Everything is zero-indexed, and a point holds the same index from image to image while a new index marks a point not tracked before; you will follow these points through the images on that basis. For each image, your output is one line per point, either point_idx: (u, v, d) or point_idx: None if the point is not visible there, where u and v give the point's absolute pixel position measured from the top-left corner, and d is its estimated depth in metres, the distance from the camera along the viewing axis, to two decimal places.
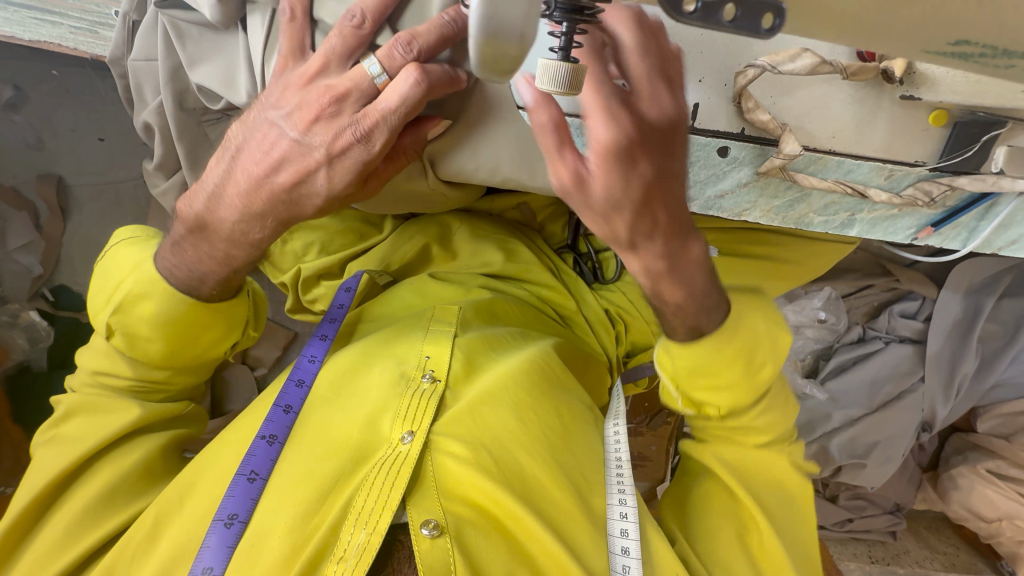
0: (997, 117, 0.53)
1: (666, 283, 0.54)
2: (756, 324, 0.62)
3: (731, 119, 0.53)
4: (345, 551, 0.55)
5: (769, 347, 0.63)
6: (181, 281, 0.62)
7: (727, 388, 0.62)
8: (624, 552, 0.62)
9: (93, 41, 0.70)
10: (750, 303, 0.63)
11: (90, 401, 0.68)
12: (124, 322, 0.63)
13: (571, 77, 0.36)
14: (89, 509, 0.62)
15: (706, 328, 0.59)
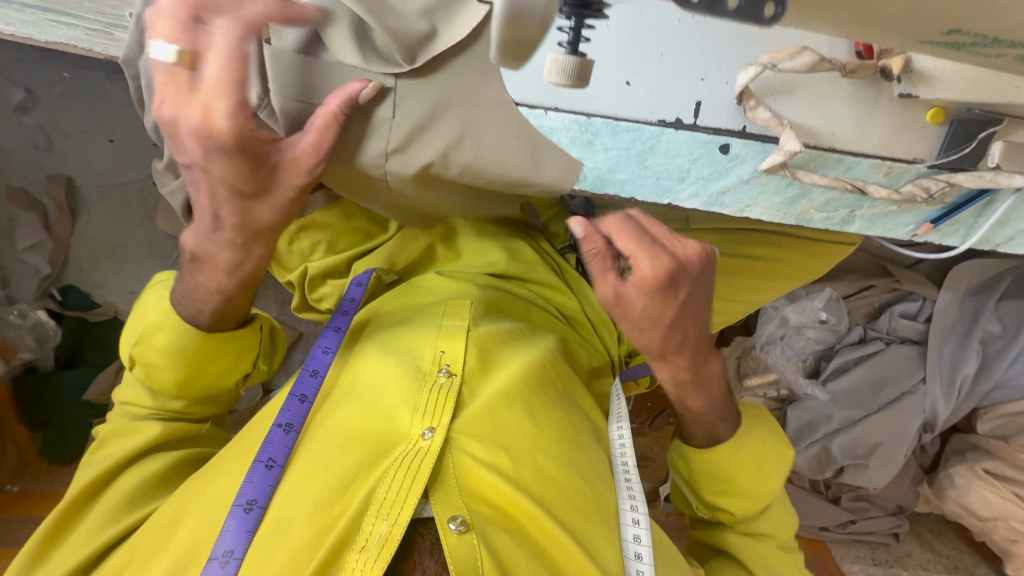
0: (993, 114, 0.54)
1: (688, 391, 0.67)
2: (763, 439, 0.73)
3: (733, 117, 0.55)
4: (368, 540, 0.56)
5: (775, 463, 0.73)
6: (188, 312, 0.63)
7: (738, 492, 0.72)
8: (637, 557, 0.65)
9: (107, 42, 0.70)
10: (759, 422, 0.74)
11: (122, 423, 0.70)
12: (142, 353, 0.65)
13: (577, 69, 0.42)
14: (112, 510, 0.64)
15: (722, 435, 0.72)
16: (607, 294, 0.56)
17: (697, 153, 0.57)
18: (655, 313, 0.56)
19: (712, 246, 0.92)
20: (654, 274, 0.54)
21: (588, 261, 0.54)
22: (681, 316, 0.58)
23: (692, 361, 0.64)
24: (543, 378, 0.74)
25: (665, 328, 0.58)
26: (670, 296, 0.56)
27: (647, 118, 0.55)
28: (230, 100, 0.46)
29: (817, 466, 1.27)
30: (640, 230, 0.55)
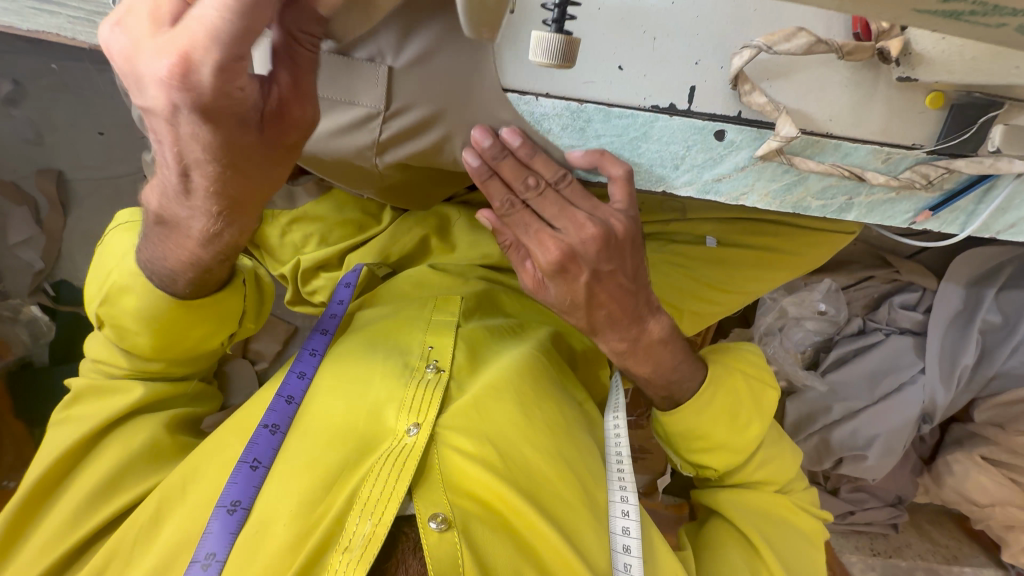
0: (994, 98, 0.53)
1: (632, 360, 0.66)
2: (736, 387, 0.70)
3: (727, 102, 0.54)
4: (350, 541, 0.56)
5: (752, 408, 0.70)
6: (160, 277, 0.61)
7: (715, 449, 0.70)
8: (625, 550, 0.64)
9: (90, 31, 0.68)
10: (730, 371, 0.71)
11: (94, 384, 0.67)
12: (111, 313, 0.64)
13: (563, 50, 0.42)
14: (96, 483, 0.62)
15: (679, 396, 0.69)
16: (530, 281, 0.63)
17: (691, 139, 0.55)
18: (569, 296, 0.60)
19: (709, 236, 0.92)
20: (556, 257, 0.57)
21: (506, 249, 0.64)
22: (601, 291, 0.60)
23: (624, 334, 0.64)
24: (533, 372, 0.73)
25: (584, 308, 0.61)
26: (576, 280, 0.58)
27: (641, 104, 0.53)
28: (221, 53, 0.37)
29: (816, 457, 1.29)
30: (548, 203, 0.57)
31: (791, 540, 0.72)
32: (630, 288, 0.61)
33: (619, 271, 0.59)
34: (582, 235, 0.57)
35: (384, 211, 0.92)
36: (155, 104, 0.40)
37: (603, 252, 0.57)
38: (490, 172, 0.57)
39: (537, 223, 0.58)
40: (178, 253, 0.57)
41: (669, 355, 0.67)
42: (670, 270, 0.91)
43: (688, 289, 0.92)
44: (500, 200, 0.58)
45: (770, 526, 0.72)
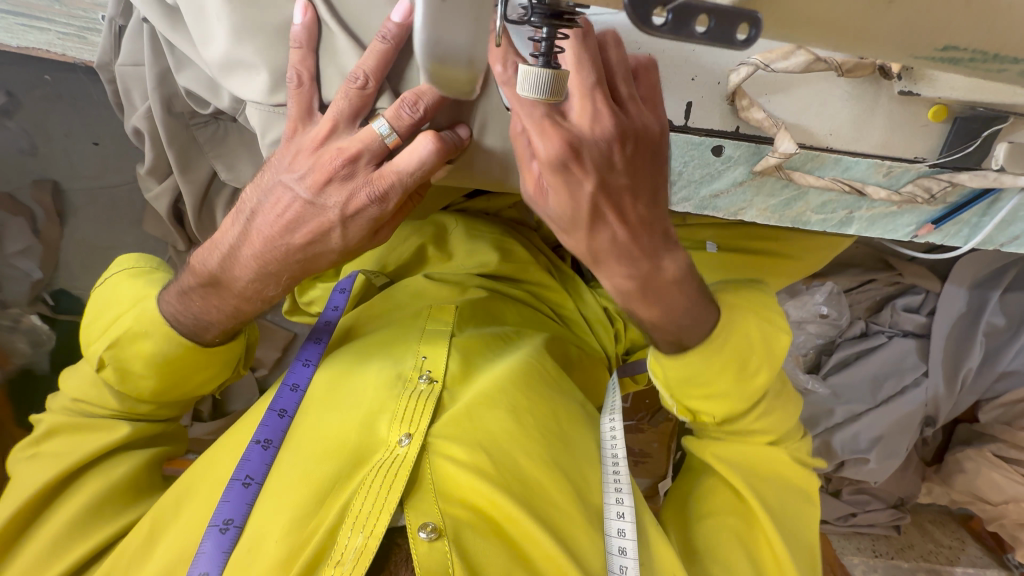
0: (998, 113, 0.51)
1: (639, 300, 0.58)
2: (749, 330, 0.63)
3: (725, 117, 0.53)
4: (342, 555, 0.55)
5: (763, 355, 0.64)
6: (186, 327, 0.62)
7: (719, 397, 0.64)
8: (621, 553, 0.62)
9: (81, 47, 0.69)
10: (743, 308, 0.64)
11: (71, 420, 0.67)
12: (117, 356, 0.63)
13: (553, 84, 0.35)
14: (76, 518, 0.62)
15: (689, 340, 0.61)
16: (530, 184, 0.52)
17: (689, 155, 0.55)
18: (572, 208, 0.51)
19: (710, 241, 0.90)
20: (554, 161, 0.47)
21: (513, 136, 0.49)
22: (604, 202, 0.51)
23: (631, 267, 0.55)
24: (526, 378, 0.73)
25: (584, 225, 0.52)
26: (580, 187, 0.49)
27: None
28: (379, 190, 0.53)
29: None
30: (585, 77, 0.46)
31: (786, 494, 0.71)
32: (645, 204, 0.53)
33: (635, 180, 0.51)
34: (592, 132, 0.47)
35: None
36: (287, 161, 0.54)
37: (615, 157, 0.49)
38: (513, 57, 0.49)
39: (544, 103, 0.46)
40: (220, 311, 0.62)
41: (683, 295, 0.58)
42: None
43: None
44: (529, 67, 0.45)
45: (761, 482, 0.71)
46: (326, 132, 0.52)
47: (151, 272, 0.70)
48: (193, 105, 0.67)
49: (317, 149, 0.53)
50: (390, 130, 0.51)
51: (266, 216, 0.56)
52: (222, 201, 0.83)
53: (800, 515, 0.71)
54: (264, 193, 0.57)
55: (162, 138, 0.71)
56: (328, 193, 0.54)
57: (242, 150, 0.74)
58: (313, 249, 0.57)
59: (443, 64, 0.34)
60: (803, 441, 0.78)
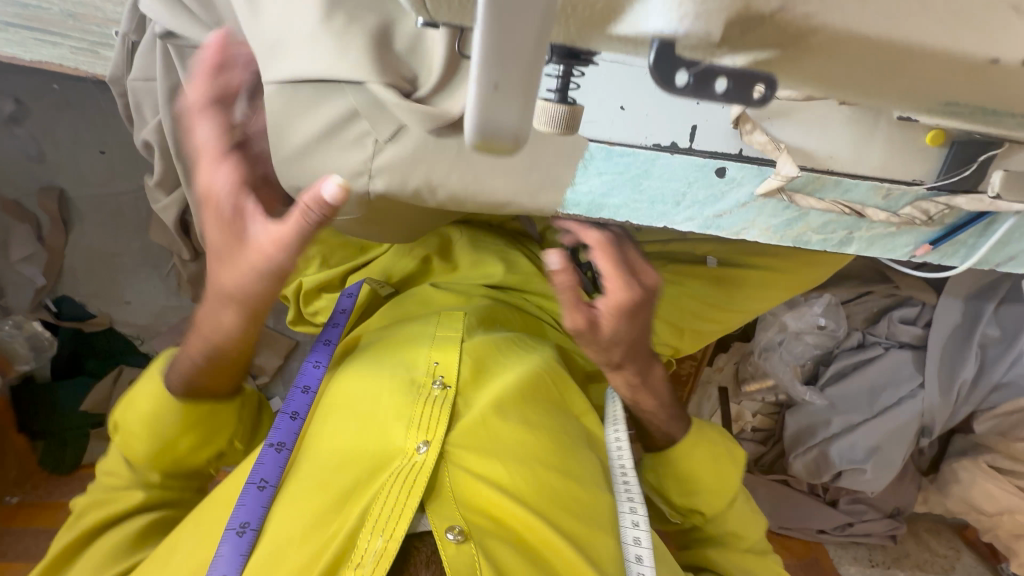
0: (996, 139, 0.52)
1: (642, 394, 0.71)
2: (717, 441, 0.77)
3: (728, 140, 0.54)
4: (362, 558, 0.55)
5: (730, 457, 0.77)
6: (175, 384, 0.64)
7: (703, 492, 0.75)
8: (638, 560, 0.66)
9: (94, 61, 0.71)
10: (713, 431, 0.78)
11: (93, 497, 0.68)
12: (125, 427, 0.66)
13: (567, 118, 0.37)
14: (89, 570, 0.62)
15: (676, 435, 0.76)
16: (577, 322, 0.59)
17: (693, 176, 0.56)
18: (623, 339, 0.62)
19: (711, 255, 0.94)
20: (631, 300, 0.58)
21: (559, 293, 0.56)
22: (638, 341, 0.64)
23: (638, 369, 0.68)
24: (538, 386, 0.75)
25: (625, 348, 0.63)
26: (638, 322, 0.61)
27: (642, 142, 0.54)
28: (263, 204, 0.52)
29: (814, 470, 1.28)
30: (625, 244, 0.62)
31: None
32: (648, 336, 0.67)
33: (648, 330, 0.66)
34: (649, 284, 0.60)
35: None
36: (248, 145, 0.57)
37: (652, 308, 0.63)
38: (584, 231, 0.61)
39: (621, 259, 0.59)
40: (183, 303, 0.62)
41: (667, 389, 0.74)
42: (670, 291, 0.93)
43: (688, 309, 0.93)
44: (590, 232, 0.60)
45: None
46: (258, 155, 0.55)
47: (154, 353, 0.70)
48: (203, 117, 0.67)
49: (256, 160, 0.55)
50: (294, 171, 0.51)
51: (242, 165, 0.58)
52: None
53: None
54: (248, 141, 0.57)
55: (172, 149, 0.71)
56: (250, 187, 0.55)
57: None
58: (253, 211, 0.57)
59: (491, 136, 0.30)
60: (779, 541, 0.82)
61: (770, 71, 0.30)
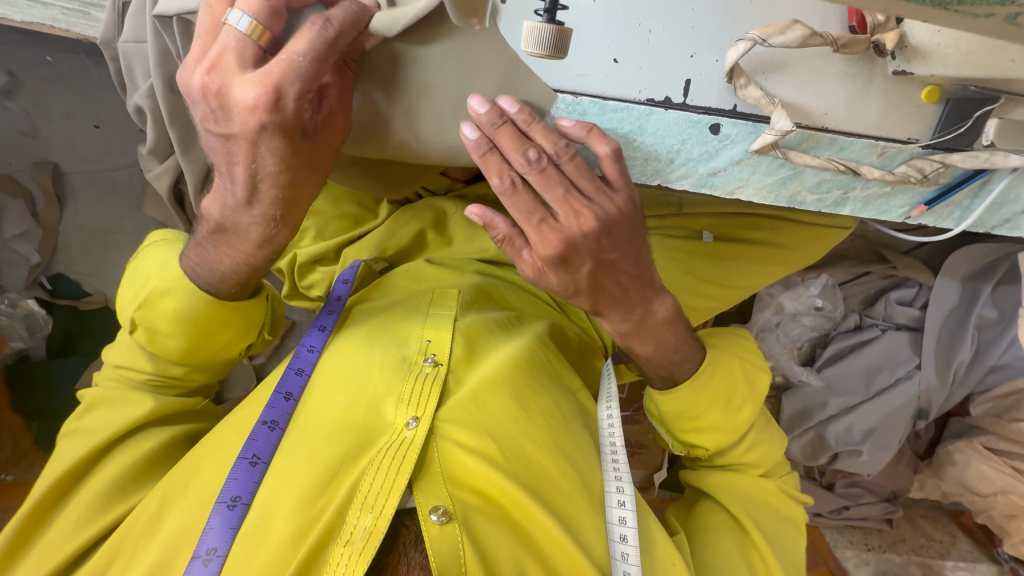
0: (990, 92, 0.53)
1: (637, 340, 0.64)
2: (730, 367, 0.72)
3: (722, 95, 0.54)
4: (352, 534, 0.56)
5: (746, 392, 0.73)
6: (204, 280, 0.61)
7: (711, 429, 0.72)
8: (623, 540, 0.64)
9: (86, 22, 0.70)
10: (725, 355, 0.73)
11: (111, 394, 0.68)
12: (147, 317, 0.63)
13: (556, 39, 0.44)
14: (102, 494, 0.63)
15: (678, 375, 0.70)
16: (528, 270, 0.58)
17: (687, 133, 0.55)
18: (572, 284, 0.56)
19: (706, 231, 0.93)
20: (551, 253, 0.52)
21: (500, 244, 0.58)
22: (599, 278, 0.55)
23: (627, 315, 0.60)
24: (530, 365, 0.74)
25: (581, 292, 0.57)
26: (578, 271, 0.54)
27: (636, 97, 0.53)
28: (303, 80, 0.45)
29: (811, 452, 1.29)
30: (550, 181, 0.50)
31: (781, 525, 0.74)
32: (634, 274, 0.57)
33: (624, 261, 0.55)
34: (575, 225, 0.51)
35: (381, 206, 0.96)
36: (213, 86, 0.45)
37: (612, 232, 0.52)
38: (491, 145, 0.50)
39: (531, 206, 0.51)
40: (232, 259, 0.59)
41: (672, 336, 0.66)
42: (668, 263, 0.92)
43: (683, 284, 0.92)
44: (497, 177, 0.50)
45: (759, 511, 0.74)
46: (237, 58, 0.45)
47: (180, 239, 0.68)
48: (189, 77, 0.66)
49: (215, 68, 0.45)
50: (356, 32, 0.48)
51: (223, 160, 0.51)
52: None
53: (792, 549, 0.73)
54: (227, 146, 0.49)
55: (165, 114, 0.71)
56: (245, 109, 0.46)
57: None
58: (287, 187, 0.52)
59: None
60: (791, 475, 0.82)
61: None
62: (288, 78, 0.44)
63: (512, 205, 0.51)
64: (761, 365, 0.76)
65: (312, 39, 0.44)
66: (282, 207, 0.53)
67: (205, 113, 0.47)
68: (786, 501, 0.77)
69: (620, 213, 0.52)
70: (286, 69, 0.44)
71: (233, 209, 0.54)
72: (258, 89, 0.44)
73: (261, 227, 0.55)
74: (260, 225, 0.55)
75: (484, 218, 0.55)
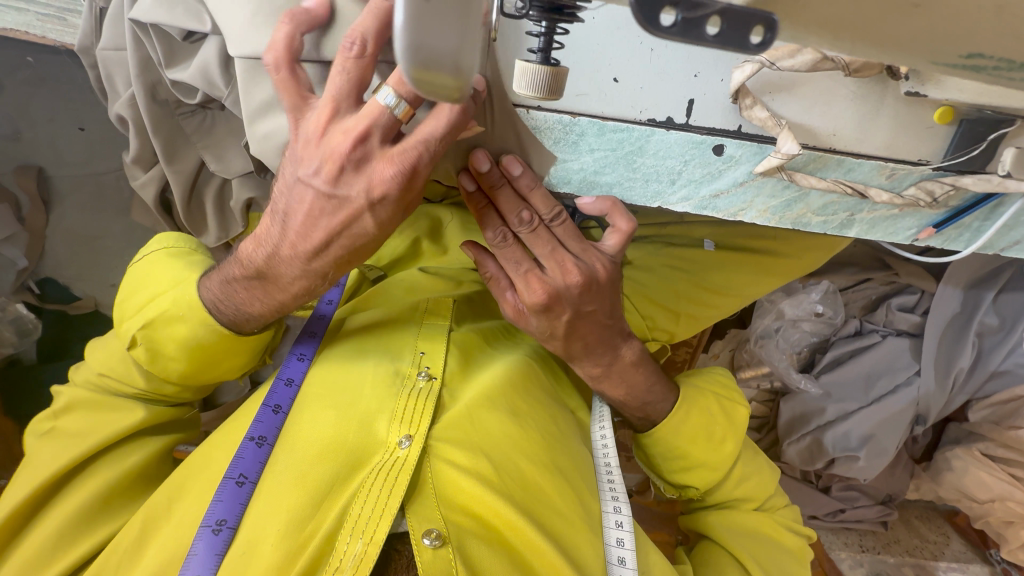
0: (1006, 115, 0.51)
1: (607, 383, 0.71)
2: (709, 406, 0.74)
3: (726, 116, 0.51)
4: (341, 562, 0.55)
5: (727, 426, 0.74)
6: (226, 316, 0.59)
7: (698, 467, 0.74)
8: (620, 562, 0.64)
9: (62, 29, 0.68)
10: (701, 392, 0.75)
11: (93, 399, 0.66)
12: (150, 337, 0.60)
13: (551, 79, 0.41)
14: (76, 517, 0.61)
15: (655, 417, 0.74)
16: (510, 311, 0.64)
17: (689, 154, 0.53)
18: (549, 329, 0.63)
19: (707, 239, 0.91)
20: (537, 304, 0.59)
21: (487, 282, 0.64)
22: (578, 325, 0.62)
23: (598, 361, 0.68)
24: (523, 379, 0.74)
25: (560, 339, 0.64)
26: (559, 318, 0.61)
27: (636, 117, 0.51)
28: (378, 143, 0.46)
29: (808, 457, 1.29)
30: (540, 241, 0.57)
31: (782, 559, 0.74)
32: (607, 322, 0.65)
33: (600, 312, 0.63)
34: (561, 281, 0.58)
35: None
36: (298, 155, 0.48)
37: (594, 289, 0.60)
38: (486, 200, 0.56)
39: (523, 261, 0.58)
40: (263, 304, 0.58)
41: (644, 377, 0.71)
42: (669, 272, 0.91)
43: (685, 293, 0.90)
44: (492, 231, 0.57)
45: (757, 544, 0.74)
46: (328, 116, 0.46)
47: (191, 254, 0.66)
48: (180, 96, 0.65)
49: (322, 136, 0.46)
50: (398, 100, 0.43)
51: (297, 219, 0.51)
52: (209, 192, 0.82)
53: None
54: (287, 193, 0.51)
55: (147, 125, 0.69)
56: (346, 181, 0.47)
57: (230, 139, 0.72)
58: (342, 240, 0.52)
59: (428, 67, 0.27)
60: (790, 509, 0.82)
61: (770, 12, 0.29)
62: (424, 162, 0.46)
63: (503, 260, 0.59)
64: (741, 398, 0.78)
65: (448, 119, 0.44)
66: (344, 263, 0.55)
67: (329, 177, 0.47)
68: (786, 533, 0.76)
69: (601, 274, 0.60)
70: (421, 151, 0.45)
71: (287, 259, 0.54)
72: (397, 167, 0.46)
73: (305, 282, 0.56)
74: (303, 279, 0.55)
75: (477, 256, 0.63)
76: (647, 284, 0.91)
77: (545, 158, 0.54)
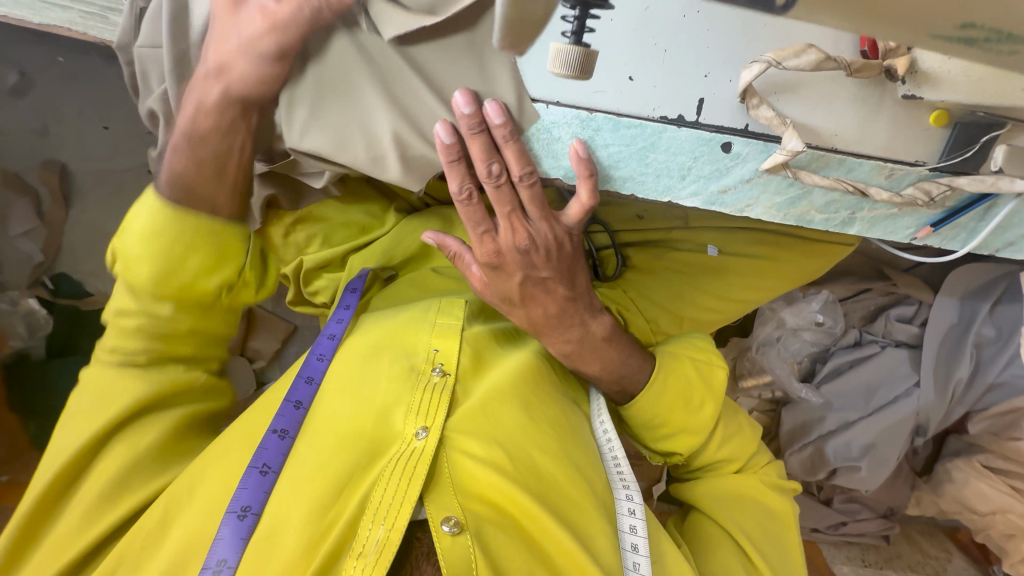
0: (998, 118, 0.54)
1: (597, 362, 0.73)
2: (686, 372, 0.76)
3: (735, 115, 0.54)
4: (365, 546, 0.56)
5: (704, 390, 0.76)
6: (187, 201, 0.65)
7: (681, 432, 0.76)
8: (634, 549, 0.65)
9: (102, 26, 0.71)
10: (676, 360, 0.78)
11: (104, 382, 0.66)
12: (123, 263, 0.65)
13: (580, 59, 0.45)
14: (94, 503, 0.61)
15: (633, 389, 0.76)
16: (478, 285, 0.69)
17: (698, 151, 0.56)
18: (504, 292, 0.67)
19: (711, 245, 0.93)
20: (490, 264, 0.64)
21: (453, 260, 0.70)
22: (529, 292, 0.67)
23: (566, 336, 0.71)
24: (534, 375, 0.75)
25: (515, 304, 0.68)
26: (510, 280, 0.65)
27: (649, 114, 0.54)
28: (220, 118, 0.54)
29: (810, 467, 1.29)
30: (503, 198, 0.58)
31: (769, 523, 0.75)
32: (569, 296, 0.68)
33: (552, 278, 0.66)
34: (514, 242, 0.61)
35: (388, 213, 0.91)
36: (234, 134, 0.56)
37: (541, 254, 0.63)
38: (459, 153, 0.54)
39: (483, 222, 0.61)
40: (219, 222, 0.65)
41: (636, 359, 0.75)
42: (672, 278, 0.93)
43: (688, 299, 0.93)
44: (458, 183, 0.57)
45: (743, 508, 0.75)
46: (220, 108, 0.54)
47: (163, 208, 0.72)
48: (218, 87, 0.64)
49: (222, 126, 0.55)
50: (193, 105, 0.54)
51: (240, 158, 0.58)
52: None
53: (782, 538, 0.74)
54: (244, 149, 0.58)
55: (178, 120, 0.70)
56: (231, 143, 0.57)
57: None
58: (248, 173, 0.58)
59: None
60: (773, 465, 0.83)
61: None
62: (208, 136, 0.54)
63: (463, 218, 0.61)
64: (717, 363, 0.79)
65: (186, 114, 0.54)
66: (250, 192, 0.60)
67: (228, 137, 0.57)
68: (771, 492, 0.77)
69: (551, 238, 0.63)
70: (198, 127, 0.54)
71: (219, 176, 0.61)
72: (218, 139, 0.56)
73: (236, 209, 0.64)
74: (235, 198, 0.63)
75: (437, 241, 0.68)
76: (650, 289, 0.93)
77: (527, 110, 0.53)
